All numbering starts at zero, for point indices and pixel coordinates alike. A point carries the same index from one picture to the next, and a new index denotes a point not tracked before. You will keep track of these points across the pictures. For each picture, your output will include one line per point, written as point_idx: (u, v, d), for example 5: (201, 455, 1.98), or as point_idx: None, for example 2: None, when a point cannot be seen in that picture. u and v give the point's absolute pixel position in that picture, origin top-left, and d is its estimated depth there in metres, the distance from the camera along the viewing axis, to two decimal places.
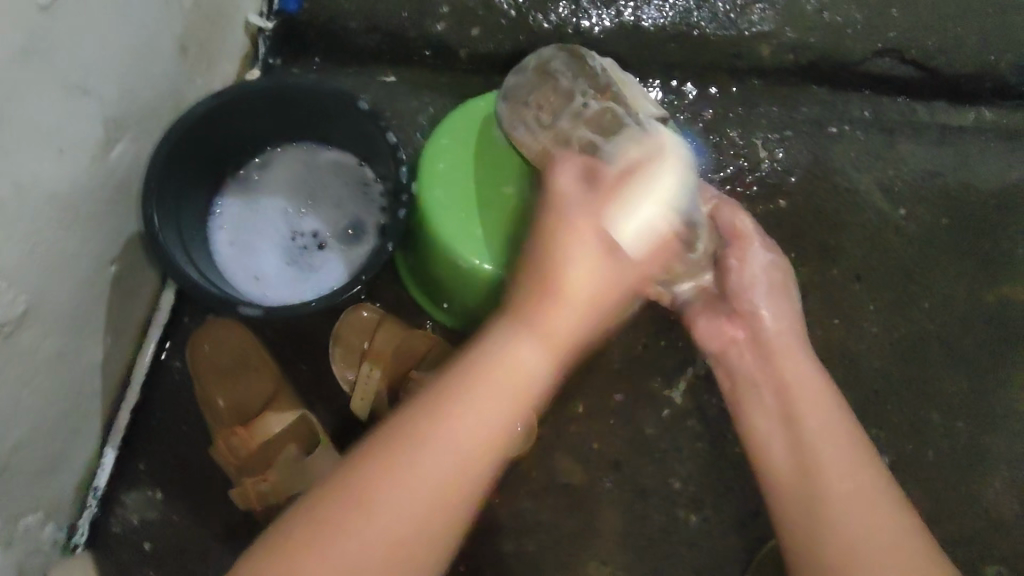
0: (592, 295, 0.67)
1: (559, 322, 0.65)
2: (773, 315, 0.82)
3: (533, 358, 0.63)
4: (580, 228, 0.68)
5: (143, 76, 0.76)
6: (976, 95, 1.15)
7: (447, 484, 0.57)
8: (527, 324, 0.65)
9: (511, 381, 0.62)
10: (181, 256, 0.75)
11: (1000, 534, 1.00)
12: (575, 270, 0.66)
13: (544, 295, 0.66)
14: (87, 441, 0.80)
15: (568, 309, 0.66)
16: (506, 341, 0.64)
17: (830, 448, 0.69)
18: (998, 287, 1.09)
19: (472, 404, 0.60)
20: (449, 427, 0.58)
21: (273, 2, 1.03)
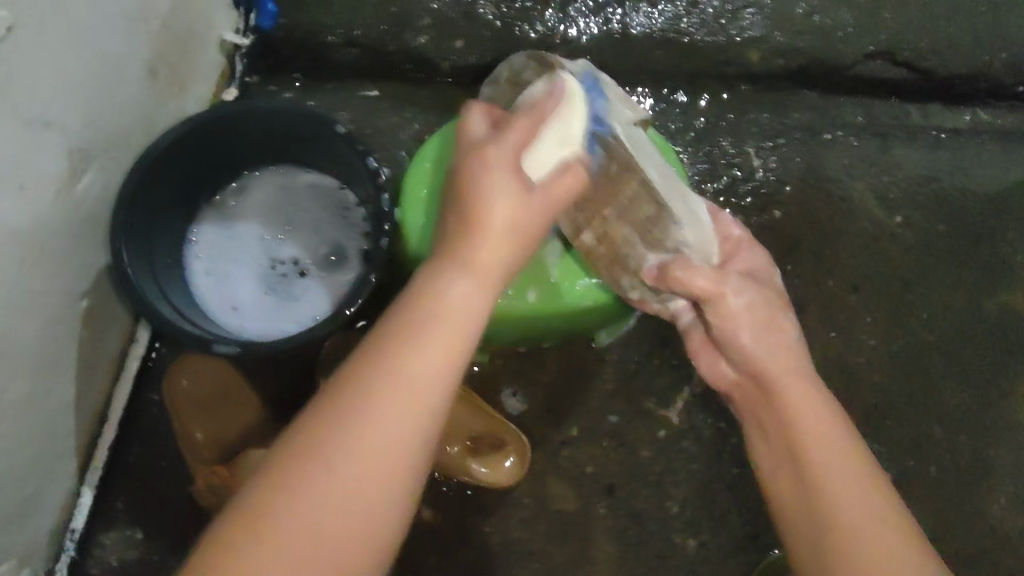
0: (514, 215, 0.61)
1: (481, 252, 0.59)
2: (763, 350, 0.74)
3: (466, 295, 0.58)
4: (493, 171, 0.61)
5: (108, 101, 0.73)
6: (971, 96, 1.13)
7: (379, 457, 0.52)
8: (450, 262, 0.59)
9: (440, 327, 0.56)
10: (155, 292, 0.72)
11: (1006, 548, 0.98)
12: (499, 197, 0.60)
13: (465, 230, 0.60)
14: (62, 483, 0.78)
15: (495, 230, 0.60)
16: (431, 284, 0.58)
17: (841, 482, 0.65)
18: (999, 294, 1.07)
19: (394, 360, 0.54)
20: (376, 393, 0.53)
21: (249, 19, 1.00)
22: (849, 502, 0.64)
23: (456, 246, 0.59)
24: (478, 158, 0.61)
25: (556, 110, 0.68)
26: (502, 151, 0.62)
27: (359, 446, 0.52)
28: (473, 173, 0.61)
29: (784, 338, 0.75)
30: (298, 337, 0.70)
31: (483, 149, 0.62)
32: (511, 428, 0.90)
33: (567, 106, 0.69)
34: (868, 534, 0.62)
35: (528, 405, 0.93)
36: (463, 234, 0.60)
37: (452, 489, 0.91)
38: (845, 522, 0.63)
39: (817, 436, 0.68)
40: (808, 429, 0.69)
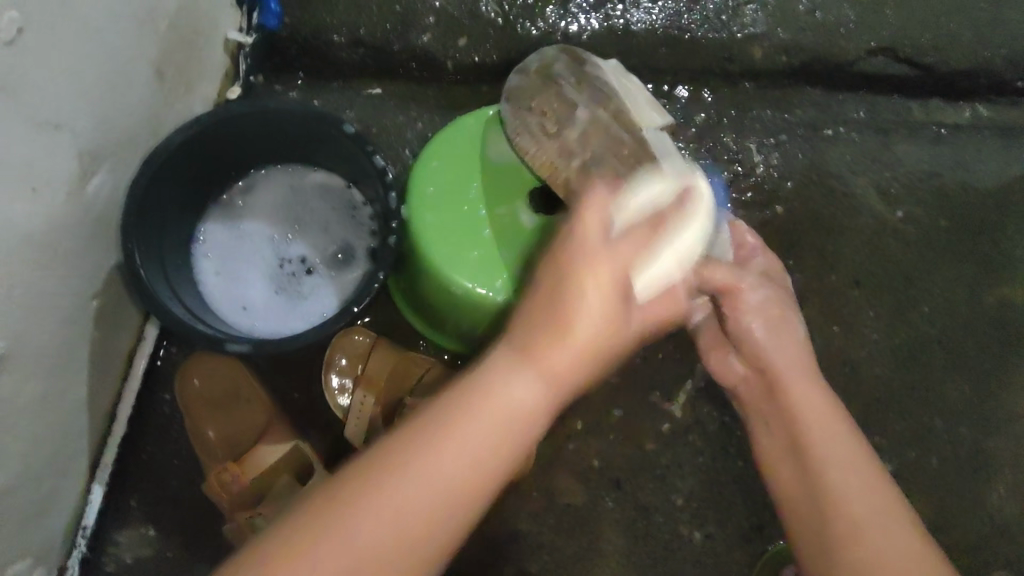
0: (599, 348, 0.57)
1: (564, 361, 0.56)
2: (773, 350, 0.77)
3: (530, 391, 0.55)
4: (599, 269, 0.56)
5: (118, 101, 0.73)
6: (972, 92, 1.13)
7: (432, 491, 0.51)
8: (526, 352, 0.56)
9: (502, 419, 0.54)
10: (166, 292, 0.73)
11: (1005, 539, 1.00)
12: (587, 304, 0.56)
13: (556, 290, 0.56)
14: (75, 482, 0.78)
15: (584, 341, 0.56)
16: (501, 365, 0.56)
17: (834, 452, 0.68)
18: (999, 288, 1.08)
19: (463, 423, 0.54)
20: (444, 446, 0.53)
21: (252, 17, 0.99)
22: (842, 473, 0.66)
23: (536, 338, 0.56)
24: (588, 261, 0.56)
25: (678, 214, 0.64)
26: (604, 256, 0.57)
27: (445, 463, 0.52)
28: (575, 257, 0.57)
29: (794, 353, 0.77)
30: (308, 334, 0.71)
31: (592, 261, 0.56)
32: None
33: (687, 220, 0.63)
34: (858, 501, 0.64)
35: None
36: (551, 323, 0.56)
37: None
38: (839, 492, 0.65)
39: (814, 412, 0.72)
40: (806, 406, 0.72)
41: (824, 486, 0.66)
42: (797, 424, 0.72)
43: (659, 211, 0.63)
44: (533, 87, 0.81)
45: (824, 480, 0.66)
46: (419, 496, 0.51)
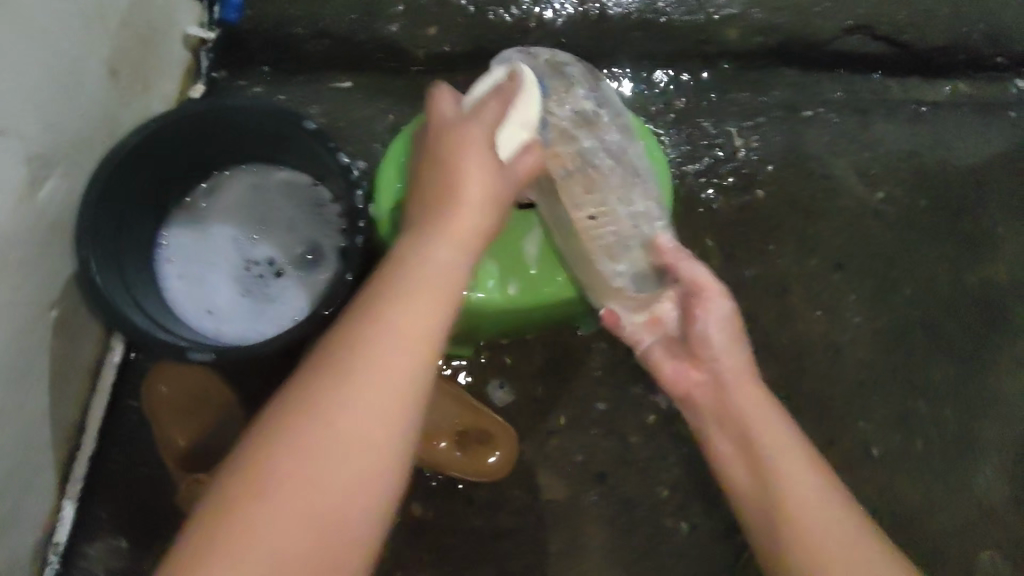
0: (492, 205, 0.64)
1: (465, 226, 0.62)
2: (725, 353, 0.74)
3: (479, 218, 0.63)
4: (475, 145, 0.65)
5: (69, 103, 0.71)
6: (951, 68, 1.12)
7: (404, 368, 0.53)
8: (437, 264, 0.59)
9: (412, 337, 0.55)
10: (126, 300, 0.71)
11: (992, 521, 0.99)
12: (473, 178, 0.64)
13: (443, 209, 0.63)
14: (42, 496, 0.76)
15: (475, 201, 0.63)
16: (418, 246, 0.60)
17: (803, 496, 0.64)
18: (981, 267, 1.07)
19: (403, 301, 0.56)
20: (374, 337, 0.54)
21: (213, 11, 0.97)
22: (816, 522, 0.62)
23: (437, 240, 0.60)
24: (461, 138, 0.65)
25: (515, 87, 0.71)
26: (476, 146, 0.65)
27: (354, 426, 0.51)
28: (442, 148, 0.66)
29: (740, 359, 0.74)
30: (275, 339, 0.68)
31: (464, 142, 0.65)
32: (497, 419, 0.89)
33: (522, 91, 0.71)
34: (829, 546, 0.60)
35: (515, 397, 0.93)
36: (442, 240, 0.61)
37: (441, 483, 0.90)
38: (814, 543, 0.61)
39: (775, 446, 0.68)
40: (762, 435, 0.69)
41: (795, 536, 0.62)
42: (754, 448, 0.69)
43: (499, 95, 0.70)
44: (542, 71, 0.80)
45: (794, 528, 0.63)
46: (351, 410, 0.51)
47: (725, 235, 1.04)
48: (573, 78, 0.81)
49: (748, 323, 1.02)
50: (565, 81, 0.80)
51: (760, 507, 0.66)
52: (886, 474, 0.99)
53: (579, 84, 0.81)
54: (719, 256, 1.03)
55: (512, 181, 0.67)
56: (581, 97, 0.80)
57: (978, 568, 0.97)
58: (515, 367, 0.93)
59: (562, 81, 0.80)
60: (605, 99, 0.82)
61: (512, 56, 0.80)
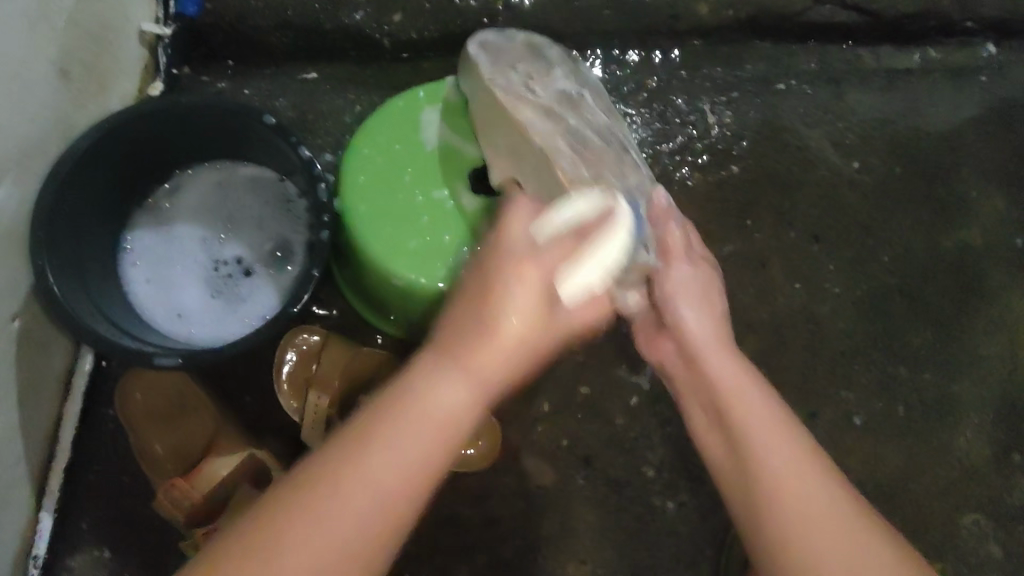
0: (530, 339, 0.58)
1: (490, 359, 0.57)
2: (696, 323, 0.77)
3: (513, 347, 0.57)
4: (525, 274, 0.58)
5: (16, 108, 0.68)
6: (922, 35, 1.11)
7: (401, 483, 0.52)
8: (454, 360, 0.56)
9: (428, 419, 0.55)
10: (88, 308, 0.69)
11: (973, 480, 1.00)
12: (513, 302, 0.57)
13: (477, 326, 0.58)
14: (17, 512, 0.74)
15: (507, 341, 0.57)
16: (439, 368, 0.56)
17: (771, 441, 0.65)
18: (957, 232, 1.08)
19: (416, 430, 0.54)
20: (384, 451, 0.53)
21: (169, 6, 0.93)
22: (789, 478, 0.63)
23: (463, 343, 0.57)
24: (516, 265, 0.58)
25: (602, 229, 0.59)
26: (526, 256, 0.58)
27: (360, 513, 0.51)
28: (496, 271, 0.58)
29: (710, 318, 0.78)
30: (246, 339, 0.67)
31: (519, 260, 0.58)
32: None
33: (600, 238, 0.58)
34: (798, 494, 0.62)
35: None
36: (477, 324, 0.58)
37: None
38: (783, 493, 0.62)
39: (743, 399, 0.69)
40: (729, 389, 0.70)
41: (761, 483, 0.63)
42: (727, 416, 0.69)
43: (582, 226, 0.59)
44: (513, 50, 0.79)
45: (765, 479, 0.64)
46: (326, 532, 0.49)
47: (702, 212, 1.03)
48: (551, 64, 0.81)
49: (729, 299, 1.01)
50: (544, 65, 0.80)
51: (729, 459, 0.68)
52: (869, 441, 1.00)
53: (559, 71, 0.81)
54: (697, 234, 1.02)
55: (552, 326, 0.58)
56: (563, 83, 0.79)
57: (961, 528, 0.99)
58: None
59: (538, 65, 0.79)
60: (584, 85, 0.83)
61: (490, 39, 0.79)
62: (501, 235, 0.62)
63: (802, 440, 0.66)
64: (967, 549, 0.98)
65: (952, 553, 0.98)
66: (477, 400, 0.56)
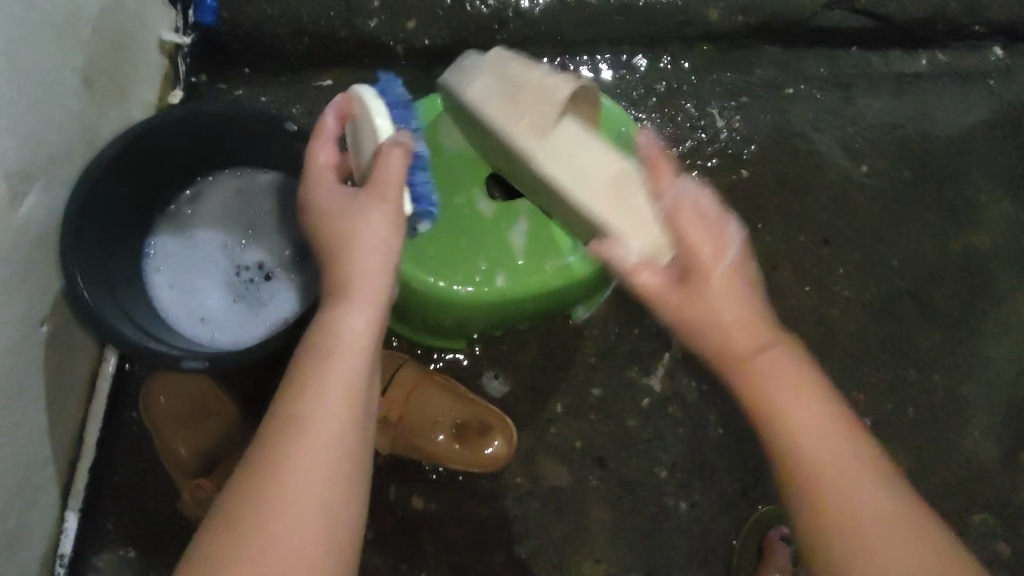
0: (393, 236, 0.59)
1: (368, 274, 0.58)
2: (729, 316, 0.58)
3: (388, 224, 0.59)
4: (375, 192, 0.59)
5: (45, 117, 0.70)
6: (931, 39, 1.12)
7: (340, 421, 0.51)
8: (342, 297, 0.57)
9: (343, 352, 0.54)
10: (116, 313, 0.70)
11: (982, 480, 1.01)
12: (372, 226, 0.59)
13: (342, 276, 0.58)
14: (46, 512, 0.76)
15: (376, 250, 0.59)
16: (334, 293, 0.57)
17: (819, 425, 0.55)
18: (965, 234, 1.08)
19: (325, 365, 0.53)
20: (319, 389, 0.52)
21: (188, 15, 0.96)
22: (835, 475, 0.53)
23: (339, 281, 0.58)
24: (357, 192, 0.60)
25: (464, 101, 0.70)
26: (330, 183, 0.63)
27: (306, 476, 0.49)
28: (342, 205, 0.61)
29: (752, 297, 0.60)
30: (269, 342, 0.69)
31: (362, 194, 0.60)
32: (495, 410, 0.90)
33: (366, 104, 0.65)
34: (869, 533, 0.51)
35: (511, 387, 0.93)
36: (340, 282, 0.58)
37: (444, 475, 0.91)
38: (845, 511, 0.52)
39: (778, 381, 0.56)
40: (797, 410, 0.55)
41: (820, 483, 0.53)
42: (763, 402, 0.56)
43: (345, 108, 0.67)
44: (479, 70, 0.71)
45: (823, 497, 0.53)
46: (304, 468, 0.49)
47: None
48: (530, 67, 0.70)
49: None
50: (522, 71, 0.69)
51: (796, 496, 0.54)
52: (878, 441, 1.01)
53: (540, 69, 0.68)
54: None
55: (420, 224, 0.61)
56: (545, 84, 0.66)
57: (970, 527, 1.00)
58: (510, 357, 0.94)
59: (517, 72, 0.69)
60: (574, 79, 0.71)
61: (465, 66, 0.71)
62: (311, 166, 0.66)
63: (836, 409, 0.56)
64: (977, 549, 0.99)
65: (961, 552, 0.99)
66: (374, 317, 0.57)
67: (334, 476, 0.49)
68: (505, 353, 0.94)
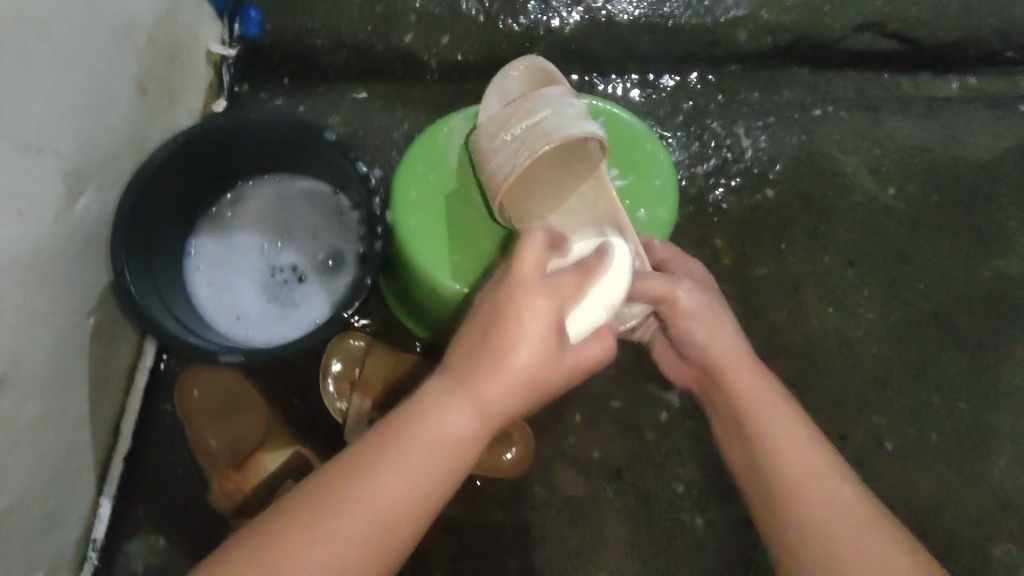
0: (536, 372, 0.56)
1: (500, 393, 0.56)
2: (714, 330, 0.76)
3: (537, 351, 0.56)
4: (536, 304, 0.57)
5: (101, 122, 0.74)
6: (962, 63, 1.12)
7: (399, 516, 0.53)
8: (462, 391, 0.56)
9: (440, 448, 0.55)
10: (159, 307, 0.74)
11: (1008, 511, 0.99)
12: (522, 352, 0.56)
13: (480, 365, 0.56)
14: (83, 495, 0.80)
15: (519, 371, 0.56)
16: (450, 387, 0.56)
17: (772, 420, 0.71)
18: (995, 261, 1.08)
19: (412, 454, 0.54)
20: (398, 465, 0.54)
21: (234, 29, 1.00)
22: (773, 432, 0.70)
23: (473, 372, 0.56)
24: (528, 296, 0.57)
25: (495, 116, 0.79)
26: (545, 289, 0.58)
27: (352, 527, 0.52)
28: (506, 302, 0.57)
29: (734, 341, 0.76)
30: (300, 342, 0.71)
31: (533, 291, 0.57)
32: (516, 417, 0.91)
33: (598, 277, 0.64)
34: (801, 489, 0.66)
35: None
36: (479, 367, 0.56)
37: (463, 480, 0.92)
38: (797, 489, 0.66)
39: (760, 405, 0.72)
40: (749, 392, 0.73)
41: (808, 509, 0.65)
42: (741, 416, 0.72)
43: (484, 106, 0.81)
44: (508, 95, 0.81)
45: (780, 479, 0.67)
46: (356, 522, 0.52)
47: (736, 234, 1.05)
48: (523, 110, 0.75)
49: (761, 321, 1.03)
50: (512, 118, 0.75)
51: (750, 461, 0.71)
52: (900, 466, 1.00)
53: (517, 120, 0.74)
54: (730, 254, 1.04)
55: (565, 360, 0.58)
56: (508, 140, 0.74)
57: (995, 558, 0.98)
58: None
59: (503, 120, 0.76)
60: (563, 117, 0.71)
61: (501, 92, 0.81)
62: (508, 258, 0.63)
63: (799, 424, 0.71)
64: None
65: None
66: (485, 424, 0.57)
67: (366, 565, 0.52)
68: None
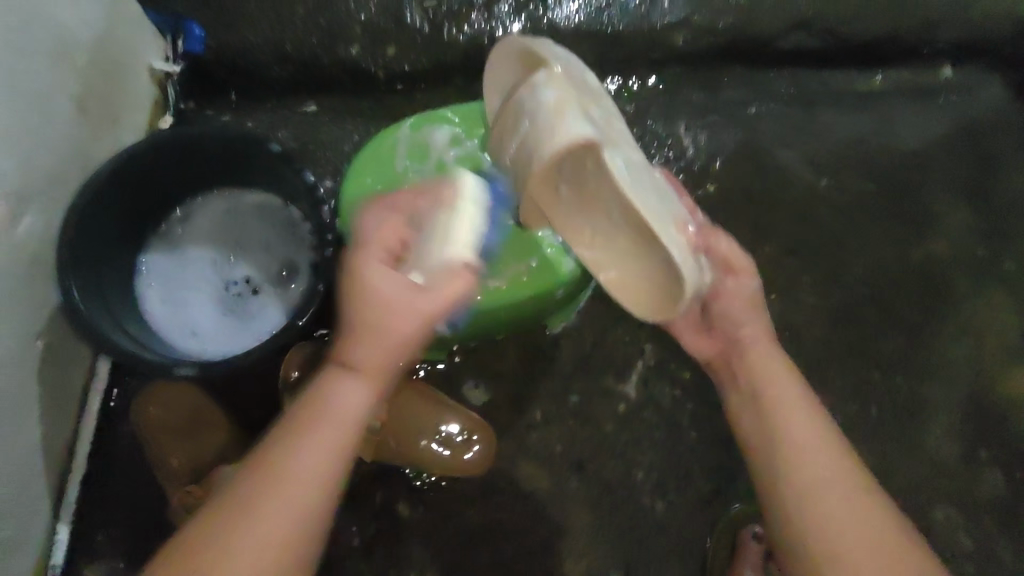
0: (414, 338, 0.64)
1: (371, 362, 0.63)
2: (743, 314, 0.80)
3: (422, 307, 0.63)
4: (378, 273, 0.64)
5: (41, 142, 0.74)
6: (883, 59, 1.19)
7: (322, 469, 0.60)
8: (352, 363, 0.64)
9: (343, 417, 0.62)
10: (110, 324, 0.74)
11: (946, 477, 1.05)
12: (405, 311, 0.62)
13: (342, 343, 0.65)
14: (38, 521, 0.79)
15: (398, 337, 0.63)
16: (330, 377, 0.64)
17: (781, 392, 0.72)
18: (922, 242, 1.14)
19: (318, 427, 0.61)
20: (316, 430, 0.61)
21: (177, 45, 1.00)
22: (786, 408, 0.71)
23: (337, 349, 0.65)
24: (371, 281, 0.64)
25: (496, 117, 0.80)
26: (381, 274, 0.64)
27: (295, 485, 0.58)
28: (356, 288, 0.64)
29: (757, 321, 0.79)
30: (257, 351, 0.72)
31: (373, 271, 0.64)
32: (472, 415, 0.93)
33: None
34: (815, 458, 0.66)
35: (491, 396, 0.97)
36: (357, 325, 0.64)
37: (427, 481, 0.95)
38: (804, 468, 0.65)
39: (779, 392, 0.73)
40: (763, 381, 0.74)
41: (814, 493, 0.64)
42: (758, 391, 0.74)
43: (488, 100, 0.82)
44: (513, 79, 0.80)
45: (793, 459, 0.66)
46: (289, 487, 0.58)
47: None
48: (508, 123, 0.76)
49: None
50: (510, 123, 0.76)
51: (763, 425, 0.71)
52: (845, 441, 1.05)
53: (508, 136, 0.76)
54: None
55: (421, 324, 0.64)
56: (512, 156, 0.76)
57: (935, 522, 1.03)
58: (489, 366, 0.98)
59: (504, 122, 0.77)
60: (540, 124, 0.71)
61: (494, 88, 0.83)
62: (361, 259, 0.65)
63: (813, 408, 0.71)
64: (945, 543, 1.03)
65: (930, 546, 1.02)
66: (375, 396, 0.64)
67: (304, 515, 0.58)
68: (484, 362, 0.98)
